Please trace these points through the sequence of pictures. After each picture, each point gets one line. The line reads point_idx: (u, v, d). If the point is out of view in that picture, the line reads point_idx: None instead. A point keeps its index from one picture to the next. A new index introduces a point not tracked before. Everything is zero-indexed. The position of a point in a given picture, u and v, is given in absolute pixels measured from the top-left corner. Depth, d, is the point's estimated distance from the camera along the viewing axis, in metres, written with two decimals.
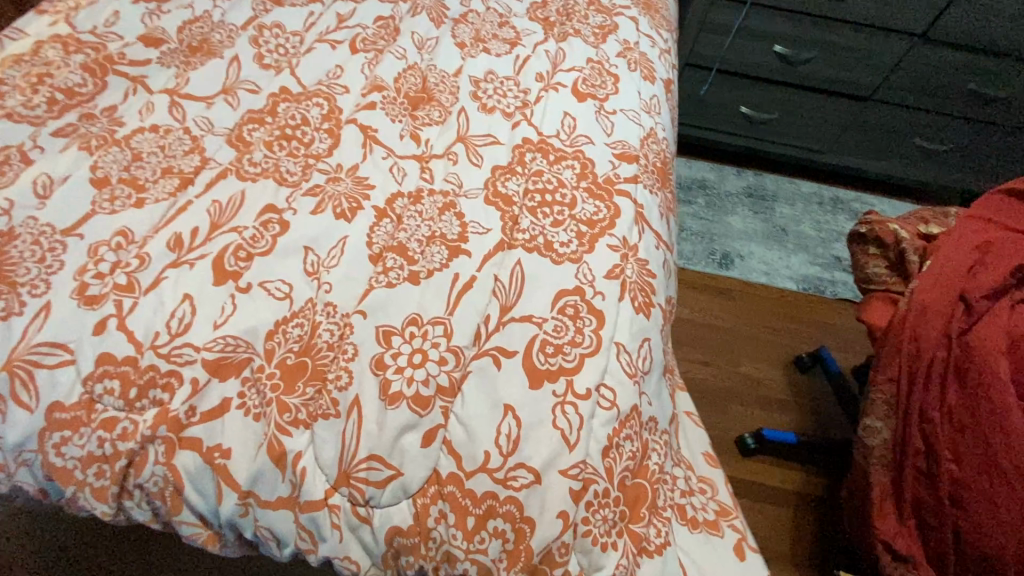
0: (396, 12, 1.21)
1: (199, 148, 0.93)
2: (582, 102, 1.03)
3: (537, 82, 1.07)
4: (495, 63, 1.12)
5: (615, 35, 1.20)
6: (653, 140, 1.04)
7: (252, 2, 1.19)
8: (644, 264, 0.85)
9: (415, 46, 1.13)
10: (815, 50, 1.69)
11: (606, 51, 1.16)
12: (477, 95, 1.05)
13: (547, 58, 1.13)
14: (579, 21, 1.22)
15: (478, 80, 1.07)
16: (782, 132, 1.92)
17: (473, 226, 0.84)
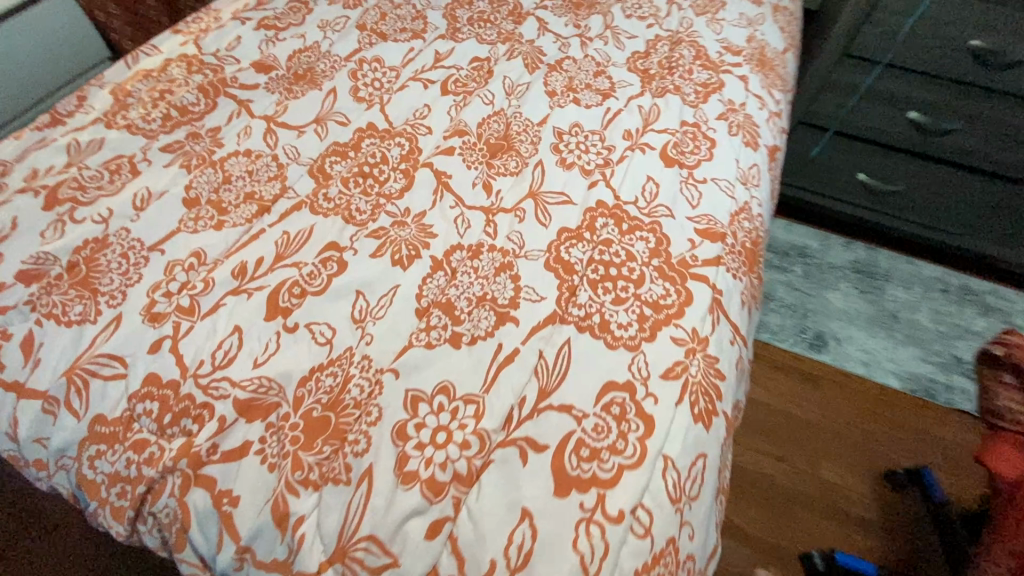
0: (492, 54, 1.21)
1: (282, 176, 0.97)
2: (669, 169, 0.95)
3: (623, 140, 1.01)
4: (583, 116, 1.07)
5: (719, 94, 1.11)
6: (746, 217, 0.93)
7: (359, 35, 1.23)
8: (713, 362, 0.75)
9: (506, 91, 1.12)
10: (959, 121, 1.46)
11: (705, 112, 1.07)
12: (559, 147, 1.00)
13: (640, 114, 1.06)
14: (682, 77, 1.14)
15: (561, 132, 1.03)
16: (905, 206, 1.69)
17: (526, 292, 0.79)
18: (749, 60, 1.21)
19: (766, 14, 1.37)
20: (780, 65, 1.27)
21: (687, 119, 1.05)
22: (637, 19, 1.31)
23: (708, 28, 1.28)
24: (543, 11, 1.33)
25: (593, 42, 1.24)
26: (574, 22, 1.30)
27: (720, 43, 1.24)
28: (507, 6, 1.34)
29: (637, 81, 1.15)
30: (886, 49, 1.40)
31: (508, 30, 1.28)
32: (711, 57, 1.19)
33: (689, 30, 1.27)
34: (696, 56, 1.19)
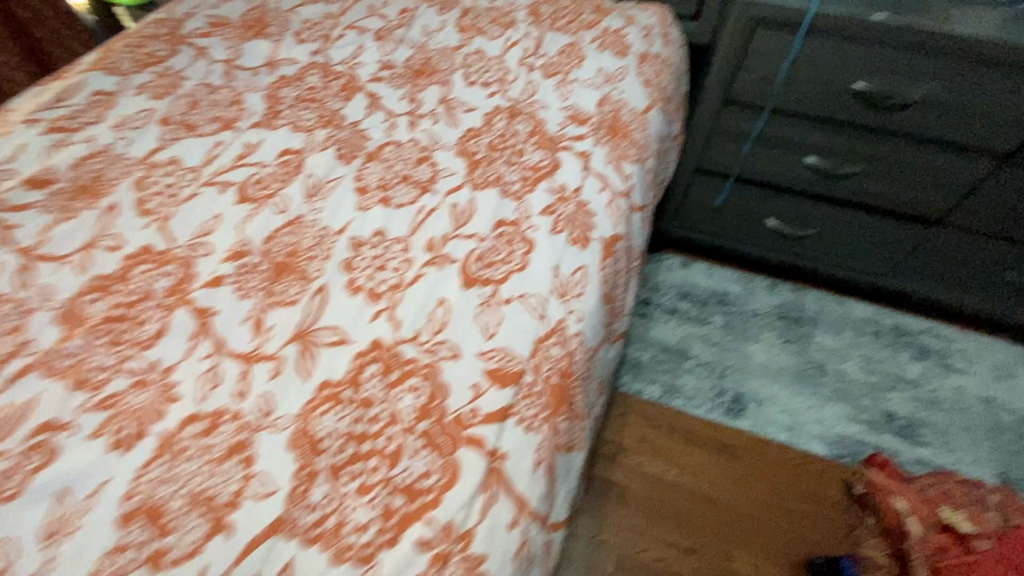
0: (308, 144, 1.08)
1: (21, 328, 0.81)
2: (468, 289, 0.80)
3: (425, 253, 0.86)
4: (388, 217, 0.93)
5: (548, 181, 0.98)
6: (556, 341, 0.79)
7: (162, 130, 1.10)
8: (473, 565, 0.60)
9: (309, 191, 0.98)
10: (861, 164, 1.33)
11: (529, 205, 0.94)
12: (349, 265, 0.86)
13: (452, 215, 0.92)
14: (511, 159, 1.01)
15: (359, 243, 0.89)
16: (820, 250, 1.56)
17: (255, 484, 0.64)
18: (596, 129, 1.08)
19: (627, 66, 1.24)
20: (639, 126, 1.13)
21: (503, 219, 0.91)
22: (479, 86, 1.18)
23: (555, 93, 1.15)
24: (377, 85, 1.21)
25: (424, 119, 1.11)
26: (408, 95, 1.18)
27: (565, 110, 1.11)
28: (339, 82, 1.22)
29: (463, 166, 1.01)
30: (768, 93, 1.27)
31: (334, 111, 1.15)
32: (549, 131, 1.06)
33: (532, 98, 1.14)
34: (532, 130, 1.06)
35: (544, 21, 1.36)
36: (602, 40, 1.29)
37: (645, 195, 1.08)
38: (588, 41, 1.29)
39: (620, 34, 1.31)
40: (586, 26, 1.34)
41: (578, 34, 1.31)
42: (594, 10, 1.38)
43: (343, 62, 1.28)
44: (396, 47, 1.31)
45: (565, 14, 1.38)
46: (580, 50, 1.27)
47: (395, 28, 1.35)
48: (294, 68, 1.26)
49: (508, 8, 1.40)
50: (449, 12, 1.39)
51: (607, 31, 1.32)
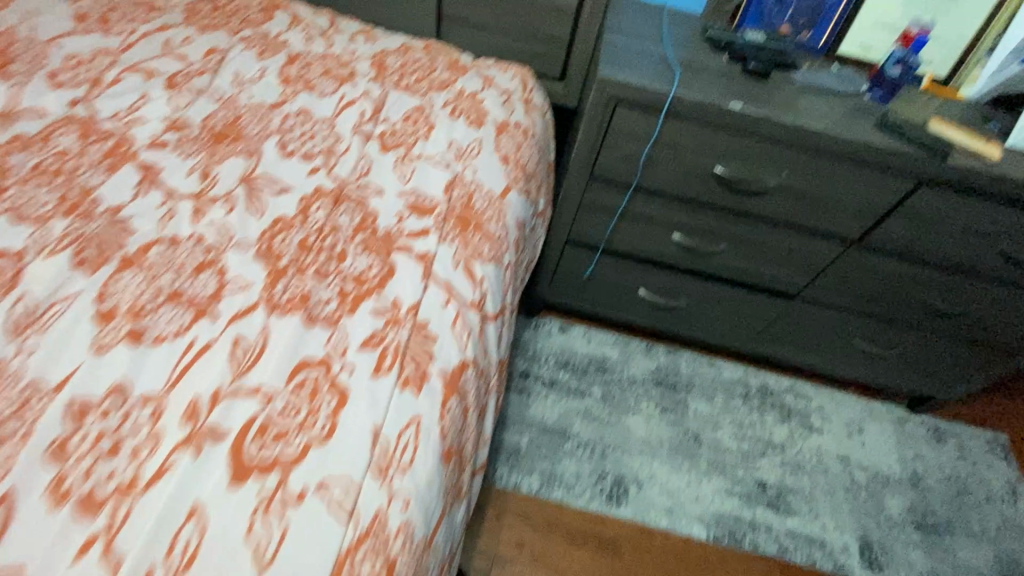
0: (37, 240, 0.77)
1: None
2: (239, 487, 0.59)
3: (181, 424, 0.62)
4: (139, 365, 0.67)
5: (374, 297, 0.78)
6: (368, 549, 0.59)
7: None
8: None
9: (20, 320, 0.69)
10: (724, 243, 1.30)
11: (346, 333, 0.73)
12: (61, 449, 0.59)
13: (232, 356, 0.68)
14: (328, 268, 0.80)
15: (85, 407, 0.63)
16: (691, 320, 1.52)
17: None
18: (441, 224, 0.91)
19: (481, 139, 1.09)
20: (492, 218, 0.98)
21: (308, 357, 0.69)
22: (299, 159, 0.95)
23: (394, 173, 0.96)
24: (159, 152, 0.92)
25: (217, 206, 0.85)
26: (202, 168, 0.91)
27: (404, 197, 0.93)
28: (105, 146, 0.92)
29: (262, 276, 0.78)
30: (632, 172, 1.19)
31: (89, 189, 0.85)
32: (380, 227, 0.87)
33: (364, 178, 0.94)
34: (359, 224, 0.86)
35: (390, 76, 1.16)
36: (455, 105, 1.13)
37: (500, 301, 0.92)
38: (440, 106, 1.12)
39: (475, 99, 1.16)
40: (438, 86, 1.17)
41: (429, 95, 1.14)
42: (448, 68, 1.22)
43: (116, 116, 0.97)
44: (194, 99, 1.03)
45: (416, 69, 1.20)
46: (429, 116, 1.09)
47: (196, 73, 1.07)
48: (40, 123, 0.93)
49: (347, 56, 1.18)
50: (271, 56, 1.14)
51: (462, 95, 1.16)
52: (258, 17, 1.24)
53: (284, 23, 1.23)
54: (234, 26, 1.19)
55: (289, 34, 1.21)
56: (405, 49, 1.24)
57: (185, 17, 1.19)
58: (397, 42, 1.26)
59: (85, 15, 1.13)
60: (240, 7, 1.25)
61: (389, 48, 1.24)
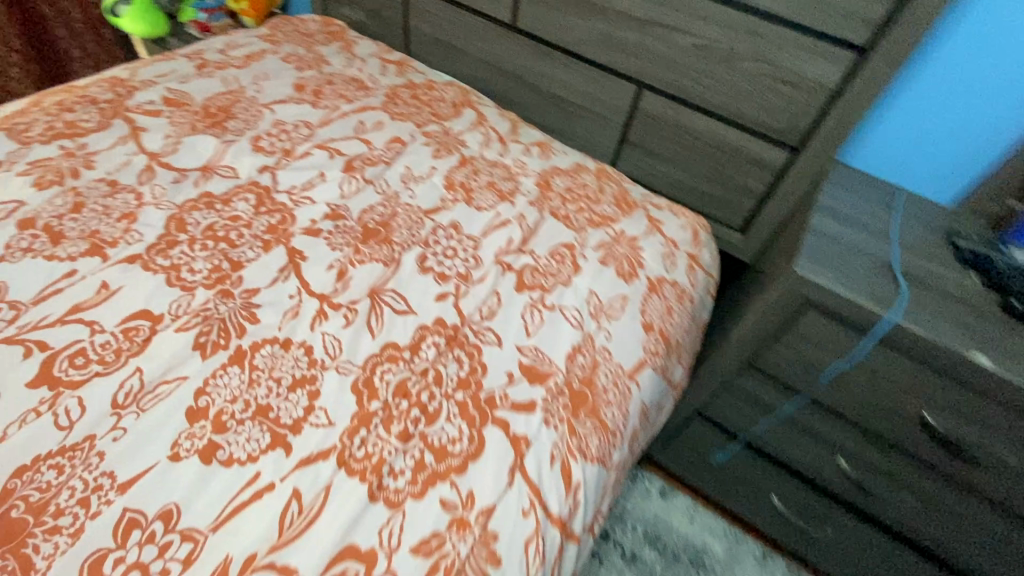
0: (176, 308, 0.81)
1: None
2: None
3: None
4: (198, 487, 0.64)
5: (449, 483, 0.67)
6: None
7: (17, 235, 0.85)
8: None
9: (124, 396, 0.70)
10: (914, 498, 0.98)
11: (404, 523, 0.63)
12: (95, 567, 0.57)
13: (280, 515, 0.62)
14: (414, 426, 0.72)
15: (133, 522, 0.60)
16: (837, 561, 1.18)
17: None
18: (553, 402, 0.78)
19: (627, 299, 0.96)
20: (613, 404, 0.83)
21: (354, 544, 0.61)
22: (432, 278, 0.91)
23: (520, 320, 0.87)
24: (310, 239, 0.94)
25: (338, 314, 0.84)
26: (341, 265, 0.91)
27: (521, 355, 0.82)
28: (270, 220, 0.97)
29: (348, 415, 0.72)
30: (805, 378, 0.96)
31: (239, 263, 0.89)
32: (484, 388, 0.77)
33: (487, 318, 0.86)
34: (464, 379, 0.77)
35: (549, 202, 1.11)
36: (609, 251, 1.03)
37: (591, 513, 0.76)
38: (591, 247, 1.03)
39: (635, 247, 1.05)
40: (597, 223, 1.08)
41: (583, 232, 1.05)
42: (612, 204, 1.14)
43: (290, 191, 1.03)
44: (361, 187, 1.05)
45: (578, 198, 1.13)
46: (577, 258, 1.00)
47: (372, 160, 1.11)
48: (229, 184, 1.01)
49: (516, 170, 1.16)
50: (444, 157, 1.15)
51: (620, 239, 1.06)
52: (447, 111, 1.27)
53: (468, 122, 1.25)
54: (423, 117, 1.23)
55: (468, 136, 1.22)
56: (575, 171, 1.21)
57: (384, 100, 1.25)
58: (569, 163, 1.22)
59: (304, 85, 1.24)
60: (435, 98, 1.29)
61: (558, 168, 1.20)
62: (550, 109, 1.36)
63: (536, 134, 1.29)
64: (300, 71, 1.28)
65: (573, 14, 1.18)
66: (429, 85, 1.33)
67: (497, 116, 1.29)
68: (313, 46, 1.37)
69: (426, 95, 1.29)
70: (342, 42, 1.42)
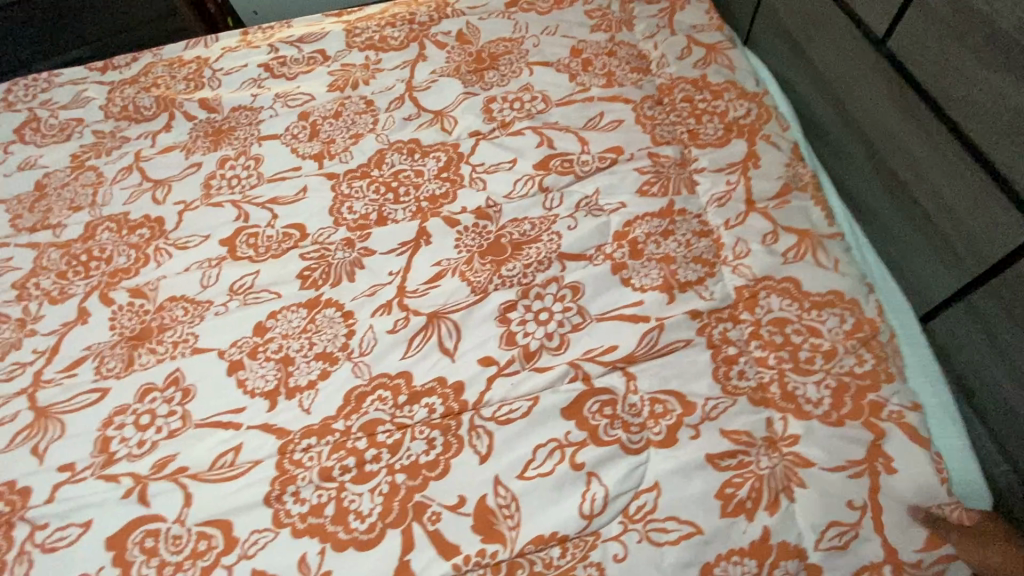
0: (320, 234, 0.93)
1: (72, 214, 1.05)
2: (104, 548, 0.69)
3: (149, 464, 0.74)
4: (214, 388, 0.79)
5: (321, 547, 0.66)
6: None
7: (294, 122, 1.10)
8: None
9: (240, 286, 0.88)
10: None
11: (269, 543, 0.67)
12: (143, 394, 0.79)
13: (218, 455, 0.73)
14: (342, 472, 0.71)
15: (175, 378, 0.80)
16: None
17: None
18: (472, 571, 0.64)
19: (690, 537, 0.64)
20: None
21: (230, 524, 0.69)
22: (500, 334, 0.78)
23: (528, 450, 0.70)
24: (445, 226, 0.90)
25: (396, 314, 0.82)
26: (445, 267, 0.86)
27: (492, 495, 0.68)
28: (436, 188, 0.96)
29: (322, 416, 0.75)
30: None
31: (383, 218, 0.93)
32: (423, 492, 0.69)
33: (498, 420, 0.72)
34: (416, 465, 0.70)
35: (724, 327, 0.77)
36: (736, 454, 0.68)
37: None
38: (716, 428, 0.70)
39: (790, 477, 0.67)
40: (760, 399, 0.72)
41: (728, 399, 0.71)
42: (818, 387, 0.71)
43: (476, 164, 0.97)
44: (533, 193, 0.92)
45: (774, 346, 0.75)
46: (679, 427, 0.70)
47: (570, 166, 0.94)
48: (438, 136, 1.03)
49: (722, 259, 0.83)
50: (648, 197, 0.89)
51: (772, 450, 0.68)
52: (710, 138, 0.95)
53: (721, 163, 0.91)
54: (670, 136, 0.96)
55: (704, 184, 0.90)
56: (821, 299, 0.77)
57: (646, 97, 1.01)
58: (817, 288, 0.78)
59: (581, 49, 1.10)
60: (708, 115, 0.97)
61: (790, 287, 0.78)
62: (874, 187, 0.88)
63: (810, 220, 0.85)
64: (593, 30, 1.13)
65: (985, 64, 0.66)
66: (719, 94, 0.99)
67: (772, 171, 0.90)
68: (632, 2, 1.17)
69: (702, 106, 0.98)
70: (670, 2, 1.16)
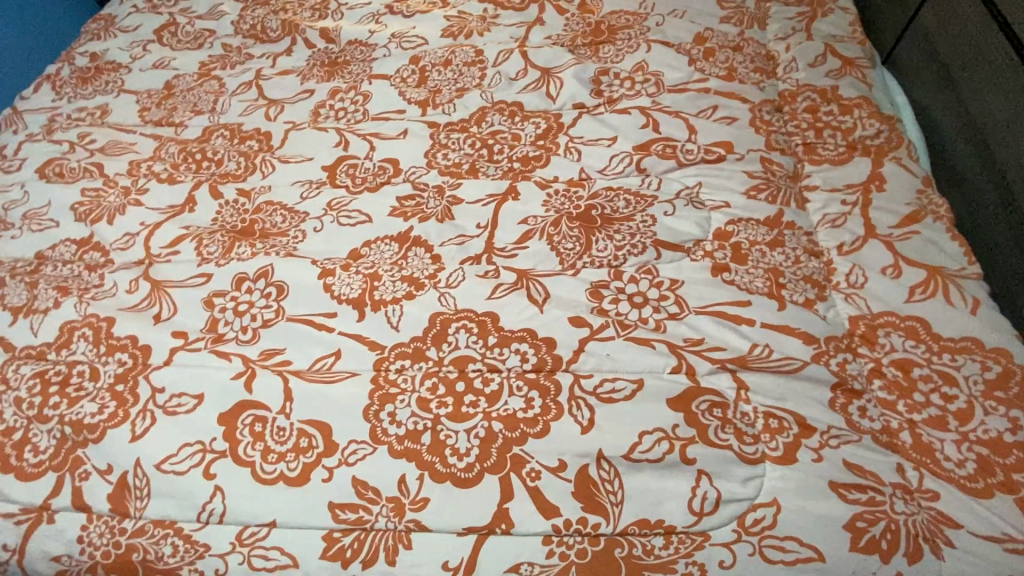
0: (411, 172, 0.96)
1: (193, 117, 1.13)
2: (218, 423, 0.71)
3: (257, 351, 0.77)
4: (303, 288, 0.82)
5: (420, 473, 0.66)
6: (176, 543, 0.67)
7: (405, 64, 1.12)
8: None
9: (332, 204, 0.93)
10: None
11: (367, 457, 0.68)
12: (238, 282, 0.84)
13: (317, 356, 0.76)
14: (439, 406, 0.70)
15: (268, 274, 0.84)
16: None
17: (35, 318, 0.84)
18: (571, 537, 0.62)
19: (808, 562, 0.59)
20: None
21: (332, 429, 0.70)
22: (592, 303, 0.77)
23: (633, 433, 0.67)
24: (535, 190, 0.90)
25: (485, 265, 0.82)
26: (532, 227, 0.86)
27: (609, 472, 0.65)
28: (531, 151, 0.96)
29: (410, 334, 0.76)
30: None
31: (475, 171, 0.95)
32: (522, 445, 0.67)
33: (602, 398, 0.69)
34: (513, 418, 0.69)
35: (843, 359, 0.72)
36: (867, 489, 0.62)
37: None
38: (839, 457, 0.64)
39: (933, 531, 0.60)
40: (884, 443, 0.66)
41: (853, 434, 0.66)
42: (960, 447, 0.64)
43: (574, 137, 0.97)
44: (628, 172, 0.91)
45: (900, 390, 0.69)
46: (796, 447, 0.65)
47: (673, 153, 0.92)
48: (541, 101, 1.03)
49: (834, 285, 0.78)
50: (754, 201, 0.85)
51: (907, 496, 0.62)
52: (828, 154, 0.90)
53: (840, 178, 0.87)
54: (785, 145, 0.92)
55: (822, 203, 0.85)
56: (946, 345, 0.71)
57: (766, 100, 0.97)
58: (950, 332, 0.72)
59: (706, 38, 1.06)
60: (830, 129, 0.92)
61: (910, 330, 0.72)
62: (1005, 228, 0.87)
63: (942, 255, 0.78)
64: (721, 23, 1.08)
65: None
66: (849, 109, 0.94)
67: (899, 198, 0.84)
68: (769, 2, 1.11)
69: (826, 119, 0.93)
70: (811, 7, 1.09)
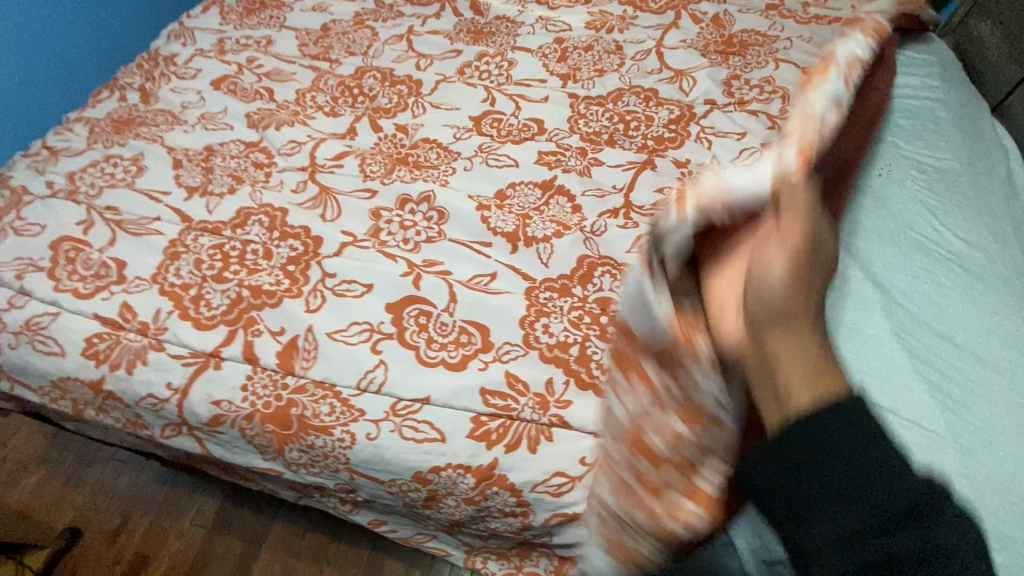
0: (554, 133, 1.05)
1: (349, 57, 1.24)
2: (385, 310, 0.79)
3: (420, 259, 0.84)
4: (458, 214, 0.90)
5: (568, 379, 0.73)
6: (334, 404, 0.74)
7: (548, 43, 1.23)
8: (137, 356, 0.79)
9: (480, 147, 1.02)
10: None
11: (519, 359, 0.75)
12: (402, 202, 0.92)
13: (474, 274, 0.83)
14: (588, 327, 0.77)
15: (426, 197, 0.92)
16: None
17: (212, 201, 0.93)
18: None
19: None
20: None
21: (488, 330, 0.77)
22: None
23: None
24: (672, 166, 0.99)
25: (625, 220, 0.90)
26: (668, 197, 0.94)
27: None
28: (665, 133, 1.05)
29: (559, 271, 0.83)
30: None
31: (613, 141, 1.04)
32: None
33: None
34: None
35: None
36: None
37: None
38: None
39: None
40: None
41: None
42: None
43: (706, 126, 1.05)
44: None
45: None
46: None
47: None
48: (675, 93, 1.12)
49: None
50: None
51: None
52: None
53: None
54: None
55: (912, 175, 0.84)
56: None
57: None
58: None
59: None
60: None
61: None
62: None
63: None
64: None
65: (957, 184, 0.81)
66: None
67: None
68: None
69: None
70: None
